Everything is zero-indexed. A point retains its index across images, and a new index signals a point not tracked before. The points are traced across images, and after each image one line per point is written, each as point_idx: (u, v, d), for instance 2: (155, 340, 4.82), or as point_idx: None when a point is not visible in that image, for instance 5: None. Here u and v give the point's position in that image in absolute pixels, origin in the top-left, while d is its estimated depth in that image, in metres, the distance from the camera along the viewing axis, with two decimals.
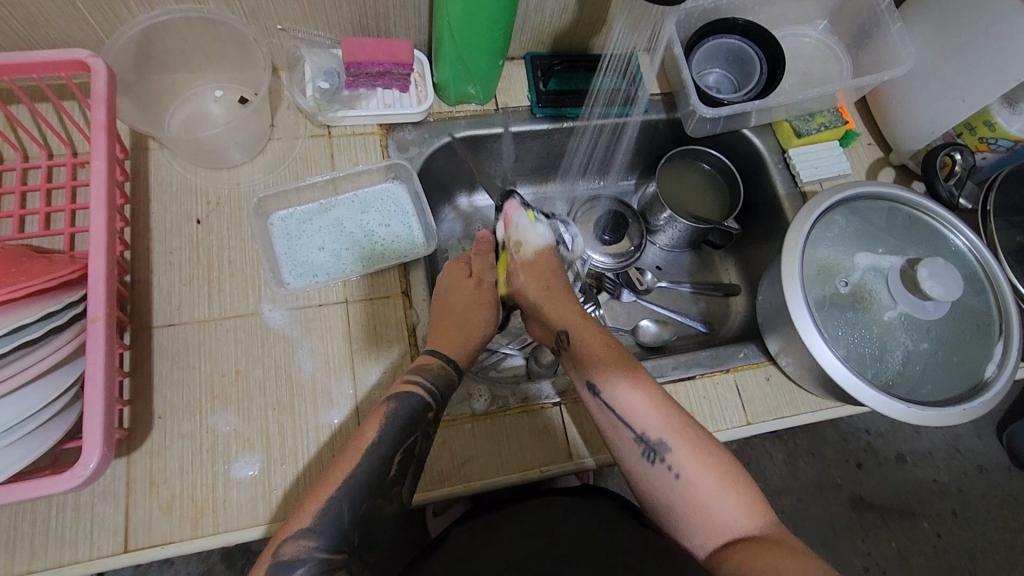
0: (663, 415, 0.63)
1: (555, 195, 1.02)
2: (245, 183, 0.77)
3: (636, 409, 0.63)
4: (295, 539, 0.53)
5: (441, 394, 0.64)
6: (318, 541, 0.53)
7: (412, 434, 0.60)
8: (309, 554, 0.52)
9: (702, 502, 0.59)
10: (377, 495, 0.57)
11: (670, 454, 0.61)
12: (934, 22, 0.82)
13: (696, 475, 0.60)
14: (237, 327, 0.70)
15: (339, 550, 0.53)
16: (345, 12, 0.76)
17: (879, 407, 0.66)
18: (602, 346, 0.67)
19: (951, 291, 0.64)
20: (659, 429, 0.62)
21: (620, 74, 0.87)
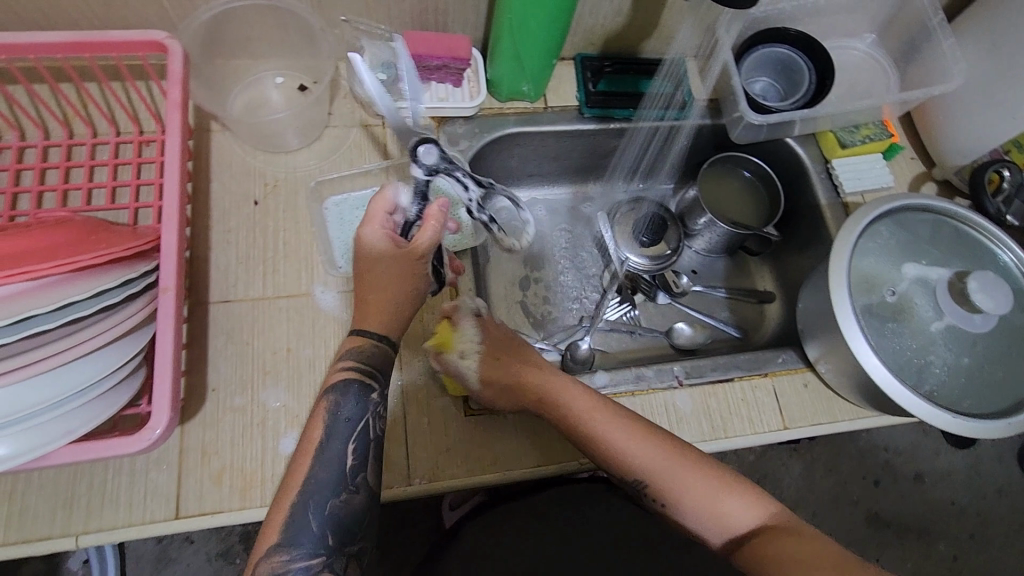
0: (632, 450, 0.64)
1: (595, 196, 1.04)
2: (301, 168, 0.79)
3: (605, 453, 0.64)
4: (268, 558, 0.53)
5: (382, 372, 0.62)
6: (292, 553, 0.53)
7: (364, 421, 0.59)
8: (284, 568, 0.53)
9: (699, 520, 0.61)
10: (341, 491, 0.56)
11: (647, 487, 0.63)
12: (988, 40, 0.82)
13: (679, 501, 0.62)
14: (289, 306, 0.72)
15: (317, 554, 0.54)
16: (407, 6, 0.78)
17: (921, 413, 0.65)
18: (544, 376, 0.69)
19: (1001, 305, 0.64)
20: (632, 467, 0.64)
21: (671, 78, 0.91)
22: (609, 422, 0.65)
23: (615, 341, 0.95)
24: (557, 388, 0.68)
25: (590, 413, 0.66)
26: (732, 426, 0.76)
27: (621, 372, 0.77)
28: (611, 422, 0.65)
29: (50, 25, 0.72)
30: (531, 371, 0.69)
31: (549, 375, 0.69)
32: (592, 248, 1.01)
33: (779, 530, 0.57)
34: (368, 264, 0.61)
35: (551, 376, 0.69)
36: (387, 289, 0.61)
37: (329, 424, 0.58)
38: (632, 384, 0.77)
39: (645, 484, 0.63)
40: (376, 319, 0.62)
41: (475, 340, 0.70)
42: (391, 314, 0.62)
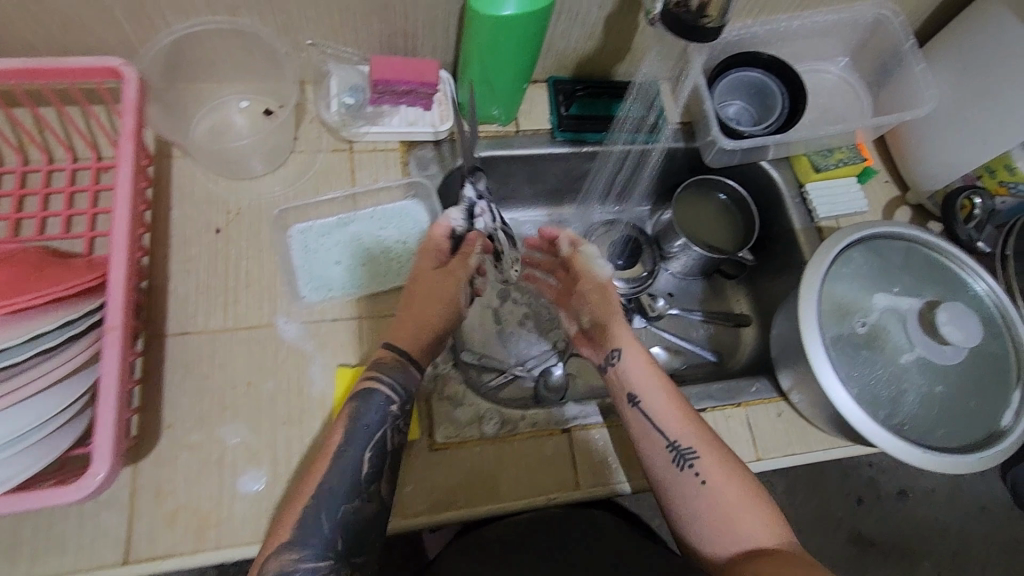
0: (698, 429, 0.66)
1: (570, 218, 1.02)
2: (266, 195, 0.78)
3: (671, 418, 0.67)
4: (278, 555, 0.54)
5: (404, 387, 0.62)
6: (303, 552, 0.55)
7: (382, 430, 0.60)
8: (294, 566, 0.54)
9: (724, 510, 0.62)
10: (353, 497, 0.57)
11: (699, 461, 0.64)
12: (958, 65, 0.82)
13: (721, 487, 0.63)
14: (250, 338, 0.70)
15: (325, 557, 0.55)
16: (375, 30, 0.76)
17: (888, 446, 0.65)
18: (647, 359, 0.71)
19: (970, 337, 0.63)
20: (693, 437, 0.66)
21: (643, 100, 0.88)
22: (678, 408, 0.67)
23: (588, 366, 0.93)
24: (649, 369, 0.70)
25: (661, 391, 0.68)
26: None
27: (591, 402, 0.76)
28: (685, 403, 0.68)
29: (4, 50, 0.70)
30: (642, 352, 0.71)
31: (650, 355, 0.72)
32: None
33: (785, 558, 0.57)
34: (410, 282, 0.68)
35: (655, 365, 0.71)
36: (432, 306, 0.66)
37: (351, 427, 0.60)
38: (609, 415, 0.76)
39: (693, 462, 0.64)
40: (406, 333, 0.65)
41: None
42: (421, 331, 0.66)
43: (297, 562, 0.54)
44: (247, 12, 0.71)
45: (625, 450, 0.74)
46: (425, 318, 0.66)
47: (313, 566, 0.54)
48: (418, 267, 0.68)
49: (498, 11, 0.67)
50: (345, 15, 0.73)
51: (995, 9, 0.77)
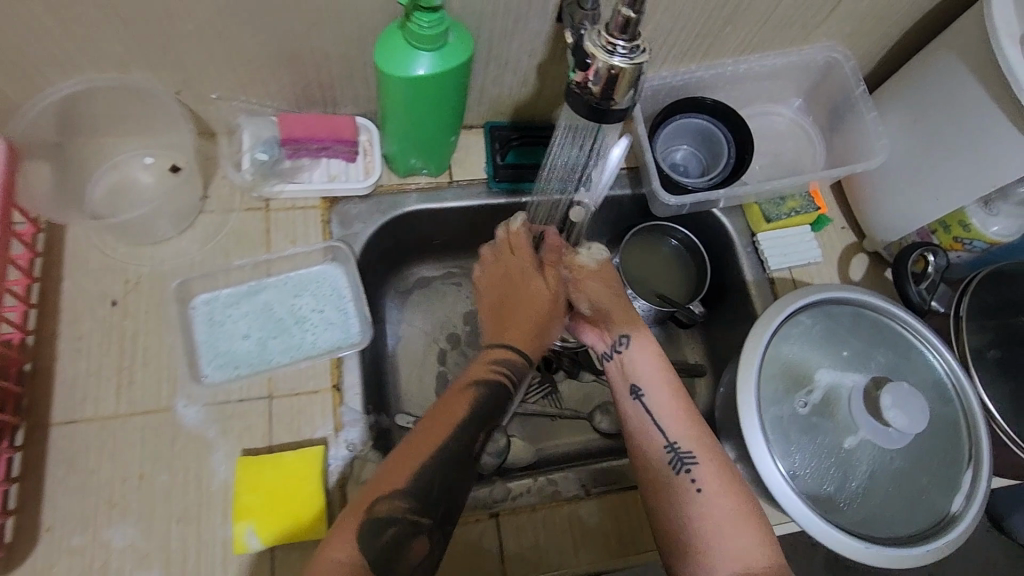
0: (701, 434, 0.64)
1: None
2: (170, 262, 0.71)
3: (673, 416, 0.64)
4: (389, 500, 0.55)
5: (519, 376, 0.67)
6: (411, 501, 0.56)
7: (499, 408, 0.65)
8: (402, 513, 0.55)
9: (711, 522, 0.59)
10: (462, 463, 0.60)
11: (697, 467, 0.61)
12: (911, 114, 0.77)
13: (716, 497, 0.60)
14: (145, 424, 0.65)
15: (426, 515, 0.57)
16: (286, 82, 0.70)
17: (830, 541, 0.60)
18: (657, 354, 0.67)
19: (915, 422, 0.60)
20: (694, 440, 0.63)
21: (573, 139, 0.69)
22: (684, 407, 0.65)
23: (533, 429, 0.87)
24: (656, 363, 0.67)
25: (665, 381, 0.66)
26: (639, 540, 0.71)
27: (520, 482, 0.72)
28: (691, 404, 0.66)
29: None
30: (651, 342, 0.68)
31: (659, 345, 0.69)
32: None
33: None
34: (496, 273, 0.72)
35: (664, 361, 0.68)
36: (528, 308, 0.69)
37: (475, 407, 0.62)
38: (544, 497, 0.72)
39: (691, 467, 0.61)
40: (524, 329, 0.68)
41: (260, 545, 0.60)
42: (535, 321, 0.69)
43: (410, 512, 0.56)
44: (138, 68, 0.65)
45: (558, 533, 0.69)
46: (545, 318, 0.69)
47: (419, 520, 0.56)
48: (509, 262, 0.71)
49: (409, 70, 0.61)
50: (249, 69, 0.67)
51: (943, 55, 0.73)
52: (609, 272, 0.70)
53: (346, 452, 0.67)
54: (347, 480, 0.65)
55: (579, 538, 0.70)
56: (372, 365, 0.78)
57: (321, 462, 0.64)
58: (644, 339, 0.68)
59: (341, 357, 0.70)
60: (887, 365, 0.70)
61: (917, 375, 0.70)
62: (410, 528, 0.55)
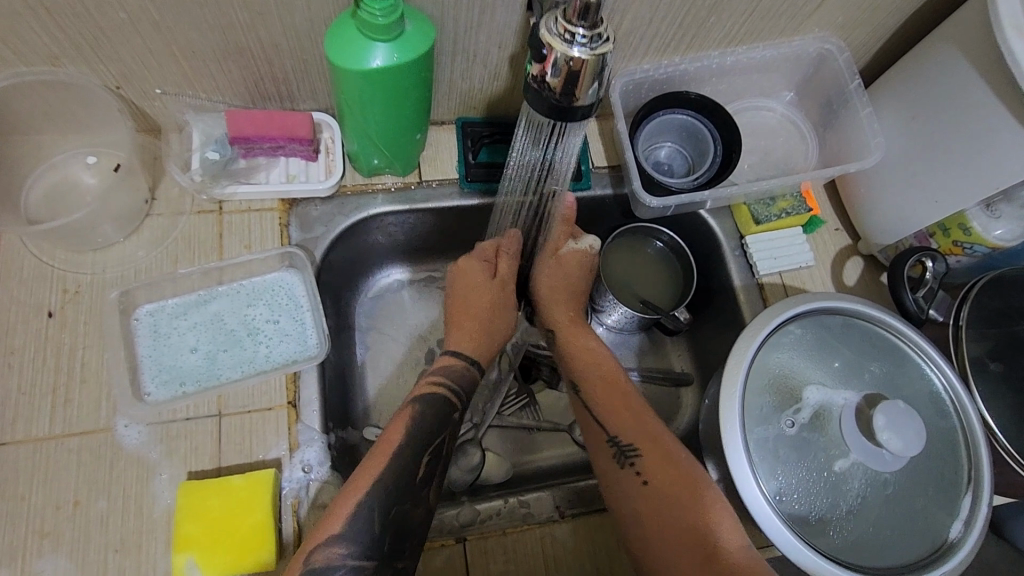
0: (641, 424, 0.65)
1: None
2: (113, 269, 0.67)
3: (613, 412, 0.67)
4: (326, 547, 0.53)
5: (465, 394, 0.68)
6: (351, 548, 0.54)
7: (443, 431, 0.64)
8: (341, 561, 0.53)
9: (662, 509, 0.59)
10: (404, 499, 0.58)
11: (640, 459, 0.63)
12: (908, 110, 0.72)
13: (662, 485, 0.60)
14: (81, 446, 0.60)
15: (370, 556, 0.54)
16: (236, 76, 0.65)
17: (819, 573, 0.56)
18: (595, 348, 0.73)
19: (910, 445, 0.56)
20: (635, 434, 0.65)
21: (538, 138, 0.66)
22: (623, 399, 0.68)
23: (509, 442, 0.82)
24: (591, 357, 0.71)
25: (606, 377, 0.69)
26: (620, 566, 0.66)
27: (489, 503, 0.68)
28: (626, 396, 0.68)
29: None
30: (583, 337, 0.74)
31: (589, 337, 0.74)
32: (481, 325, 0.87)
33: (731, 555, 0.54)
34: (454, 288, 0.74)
35: (599, 355, 0.72)
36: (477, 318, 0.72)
37: (408, 429, 0.62)
38: (515, 520, 0.67)
39: (633, 459, 0.63)
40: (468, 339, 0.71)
41: None
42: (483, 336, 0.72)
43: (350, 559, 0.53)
44: (70, 62, 0.59)
45: (530, 560, 0.65)
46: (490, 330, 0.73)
47: (360, 564, 0.54)
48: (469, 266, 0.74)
49: (364, 63, 0.56)
50: (194, 62, 0.62)
51: (942, 47, 0.68)
52: (558, 273, 0.75)
53: (301, 474, 0.62)
54: (302, 503, 0.61)
55: (552, 563, 0.65)
56: (335, 378, 0.73)
57: (273, 487, 0.59)
58: (581, 333, 0.74)
59: (296, 372, 0.65)
60: (880, 377, 0.65)
61: (914, 388, 0.65)
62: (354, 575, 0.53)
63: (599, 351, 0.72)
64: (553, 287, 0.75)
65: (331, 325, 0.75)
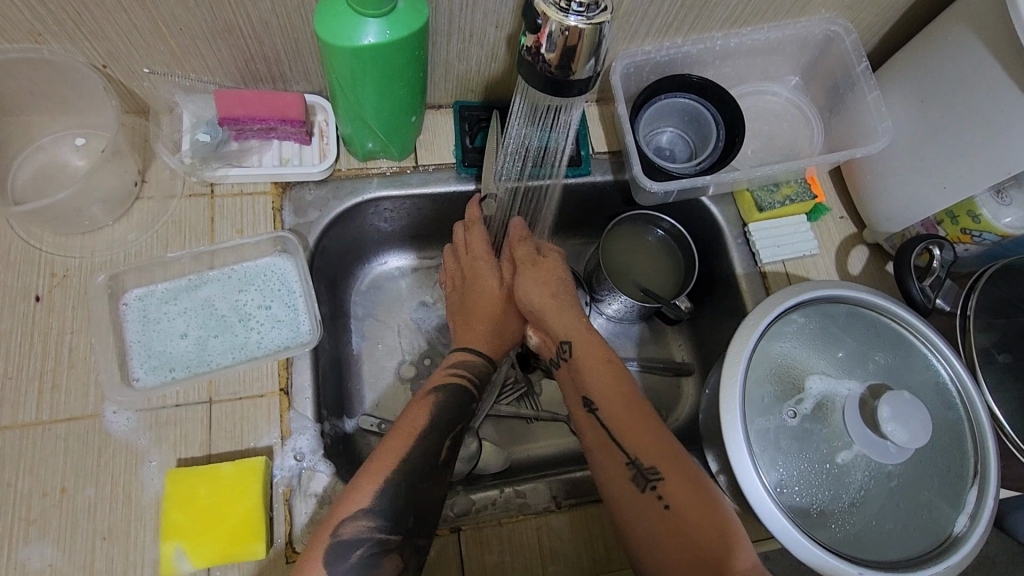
0: (661, 443, 0.59)
1: None
2: (102, 254, 0.66)
3: (630, 428, 0.60)
4: (355, 520, 0.52)
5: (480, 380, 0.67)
6: (378, 520, 0.53)
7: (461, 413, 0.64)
8: (368, 534, 0.52)
9: (687, 538, 0.54)
10: (420, 481, 0.56)
11: (662, 483, 0.57)
12: (917, 94, 0.70)
13: (686, 512, 0.55)
14: (69, 433, 0.59)
15: (395, 531, 0.53)
16: (226, 55, 0.64)
17: (819, 565, 0.55)
18: (605, 355, 0.65)
19: (916, 437, 0.54)
20: (655, 454, 0.59)
21: (541, 125, 0.66)
22: (639, 413, 0.61)
23: (507, 432, 0.81)
24: (601, 367, 0.64)
25: (619, 388, 0.63)
26: (617, 558, 0.65)
27: (484, 493, 0.68)
28: (640, 407, 0.62)
29: None
30: (592, 343, 0.66)
31: (599, 340, 0.66)
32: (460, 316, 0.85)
33: None
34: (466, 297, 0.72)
35: (611, 362, 0.65)
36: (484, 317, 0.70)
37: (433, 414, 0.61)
38: (510, 510, 0.66)
39: (654, 482, 0.57)
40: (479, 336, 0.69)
41: (191, 567, 0.55)
42: (494, 335, 0.70)
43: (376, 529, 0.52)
44: (54, 39, 0.58)
45: (524, 551, 0.63)
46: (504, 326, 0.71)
47: (387, 537, 0.53)
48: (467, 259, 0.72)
49: (354, 40, 0.54)
50: (182, 40, 0.60)
51: (954, 28, 0.66)
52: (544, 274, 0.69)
53: (293, 462, 0.61)
54: (294, 492, 0.60)
55: (546, 554, 0.64)
56: (329, 365, 0.72)
57: (264, 475, 0.58)
58: (588, 340, 0.66)
59: (288, 359, 0.64)
60: (885, 367, 0.64)
61: (919, 378, 0.64)
62: (377, 547, 0.52)
63: (609, 358, 0.65)
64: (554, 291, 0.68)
65: (325, 311, 0.74)
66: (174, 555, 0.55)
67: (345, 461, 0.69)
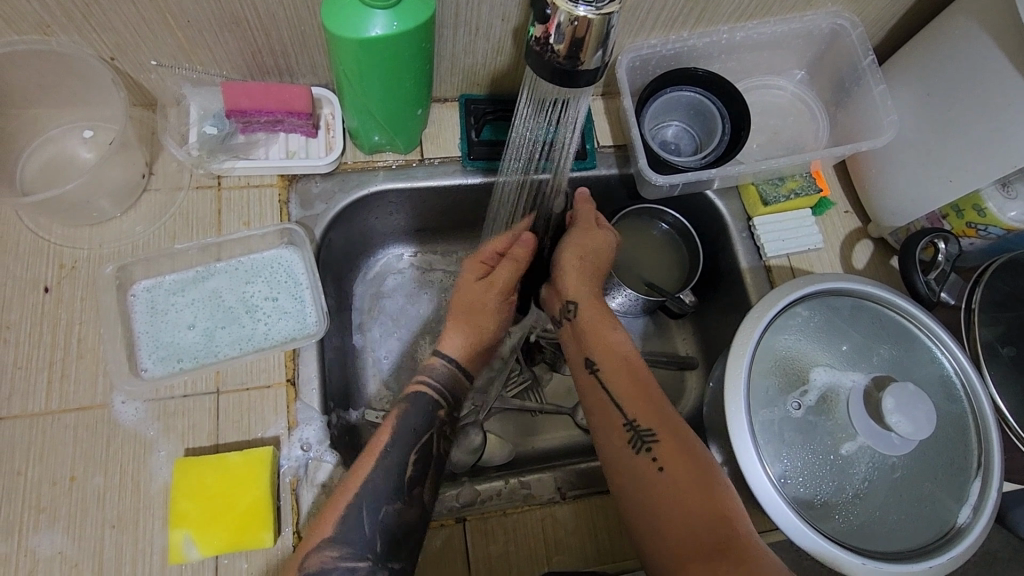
0: (659, 408, 0.61)
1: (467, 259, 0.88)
2: (110, 245, 0.66)
3: (631, 392, 0.62)
4: (319, 551, 0.54)
5: (450, 393, 0.64)
6: (343, 549, 0.54)
7: (427, 433, 0.61)
8: (333, 564, 0.53)
9: (679, 501, 0.55)
10: (397, 499, 0.57)
11: (657, 445, 0.59)
12: (923, 88, 0.70)
13: (678, 474, 0.57)
14: (78, 423, 0.59)
15: (363, 559, 0.54)
16: (234, 47, 0.64)
17: (823, 555, 0.55)
18: (613, 326, 0.68)
19: (920, 429, 0.55)
20: (652, 418, 0.60)
21: (547, 119, 0.66)
22: (641, 381, 0.63)
23: (512, 424, 0.82)
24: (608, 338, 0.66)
25: (622, 357, 0.65)
26: (622, 547, 0.65)
27: (489, 484, 0.68)
28: (643, 376, 0.63)
29: None
30: (601, 313, 0.69)
31: (607, 314, 0.69)
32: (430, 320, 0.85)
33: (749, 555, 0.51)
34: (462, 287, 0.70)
35: (616, 336, 0.67)
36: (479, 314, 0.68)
37: (396, 429, 0.60)
38: (515, 500, 0.67)
39: (651, 444, 0.59)
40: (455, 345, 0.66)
41: (200, 555, 0.56)
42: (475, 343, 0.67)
43: (341, 560, 0.53)
44: (63, 31, 0.58)
45: (529, 541, 0.64)
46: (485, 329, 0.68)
47: (353, 566, 0.54)
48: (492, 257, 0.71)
49: (362, 31, 0.54)
50: (190, 32, 0.61)
51: (962, 21, 0.65)
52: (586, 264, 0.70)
53: (300, 453, 0.61)
54: (300, 482, 0.60)
55: (552, 544, 0.64)
56: (334, 358, 0.73)
57: (272, 464, 0.59)
58: (596, 312, 0.68)
59: (295, 350, 0.65)
60: (889, 359, 0.64)
61: (923, 371, 0.64)
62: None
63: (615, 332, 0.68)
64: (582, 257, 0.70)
65: (331, 304, 0.75)
66: (183, 543, 0.56)
67: (351, 452, 0.69)
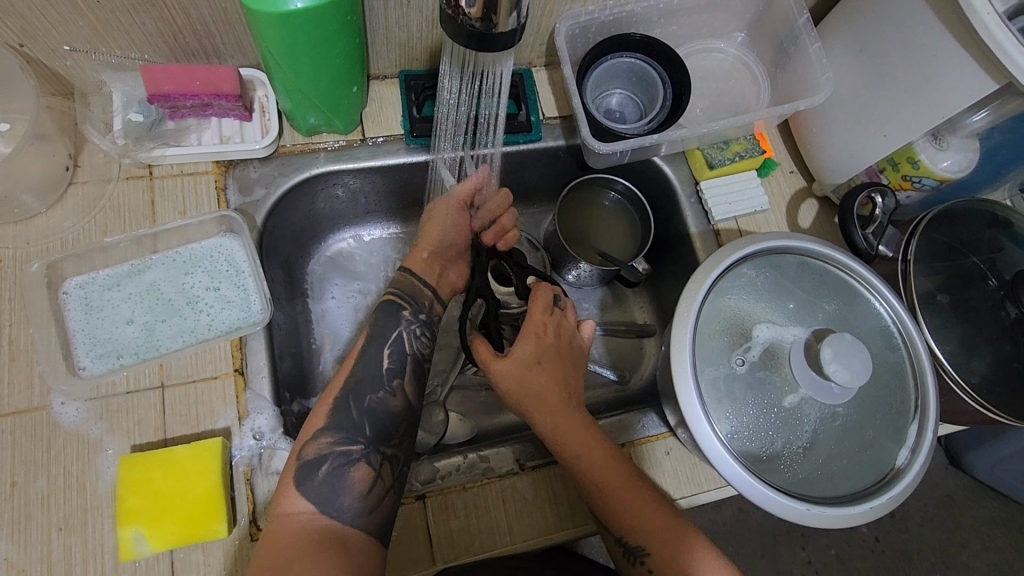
0: (645, 512, 0.59)
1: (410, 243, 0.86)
2: (37, 243, 0.64)
3: (622, 509, 0.59)
4: (318, 441, 0.57)
5: (412, 298, 0.67)
6: (337, 441, 0.57)
7: (398, 333, 0.64)
8: (329, 450, 0.57)
9: None
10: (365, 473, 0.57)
11: (649, 557, 0.58)
12: (855, 44, 0.71)
13: None
14: (14, 427, 0.58)
15: (356, 442, 0.58)
16: (152, 29, 0.61)
17: (766, 505, 0.57)
18: (581, 427, 0.63)
19: (858, 375, 0.57)
20: (642, 530, 0.58)
21: (473, 77, 0.65)
22: (619, 487, 0.60)
23: (476, 403, 0.82)
24: (593, 446, 0.62)
25: (597, 465, 0.60)
26: (582, 513, 0.66)
27: (448, 460, 0.68)
28: (622, 479, 0.60)
29: None
30: (565, 416, 0.63)
31: (568, 408, 0.64)
32: (357, 296, 0.83)
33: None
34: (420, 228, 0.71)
35: (597, 440, 0.62)
36: (432, 234, 0.69)
37: None
38: (474, 474, 0.67)
39: (643, 558, 0.58)
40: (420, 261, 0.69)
41: (152, 549, 0.55)
42: (433, 253, 0.70)
43: (336, 443, 0.57)
44: None
45: (492, 512, 0.65)
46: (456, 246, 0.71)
47: (347, 448, 0.57)
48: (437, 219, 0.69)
49: (280, 5, 0.51)
50: (103, 14, 0.58)
51: None
52: (531, 325, 0.65)
53: (252, 442, 0.61)
54: (254, 471, 0.60)
55: (513, 515, 0.65)
56: (286, 344, 0.71)
57: (222, 454, 0.58)
58: (554, 418, 0.63)
59: (241, 339, 0.63)
60: (833, 315, 0.65)
61: (865, 324, 0.65)
62: (342, 461, 0.56)
63: (592, 434, 0.63)
64: (542, 357, 0.64)
65: (279, 291, 0.73)
66: (132, 542, 0.55)
67: None
